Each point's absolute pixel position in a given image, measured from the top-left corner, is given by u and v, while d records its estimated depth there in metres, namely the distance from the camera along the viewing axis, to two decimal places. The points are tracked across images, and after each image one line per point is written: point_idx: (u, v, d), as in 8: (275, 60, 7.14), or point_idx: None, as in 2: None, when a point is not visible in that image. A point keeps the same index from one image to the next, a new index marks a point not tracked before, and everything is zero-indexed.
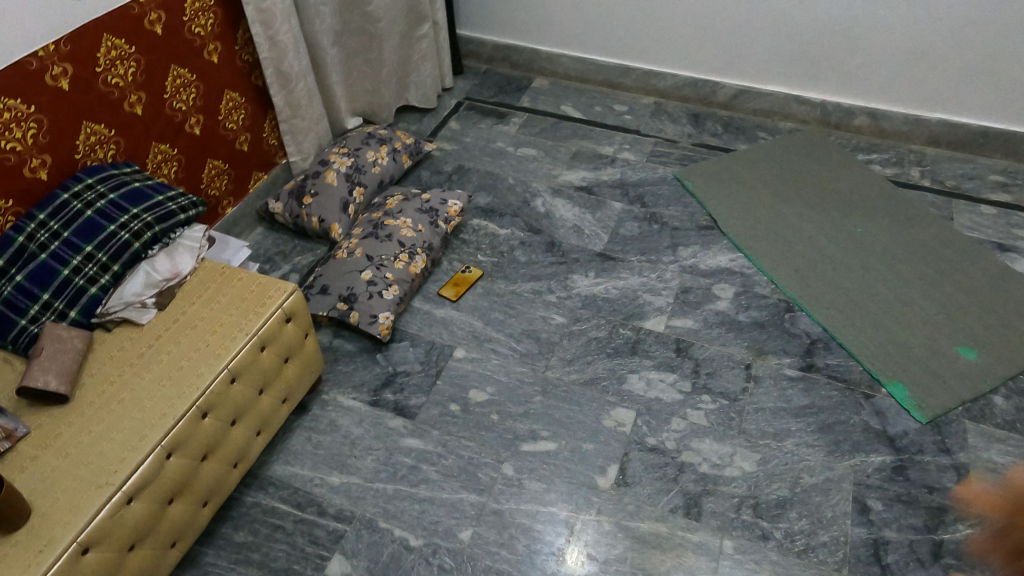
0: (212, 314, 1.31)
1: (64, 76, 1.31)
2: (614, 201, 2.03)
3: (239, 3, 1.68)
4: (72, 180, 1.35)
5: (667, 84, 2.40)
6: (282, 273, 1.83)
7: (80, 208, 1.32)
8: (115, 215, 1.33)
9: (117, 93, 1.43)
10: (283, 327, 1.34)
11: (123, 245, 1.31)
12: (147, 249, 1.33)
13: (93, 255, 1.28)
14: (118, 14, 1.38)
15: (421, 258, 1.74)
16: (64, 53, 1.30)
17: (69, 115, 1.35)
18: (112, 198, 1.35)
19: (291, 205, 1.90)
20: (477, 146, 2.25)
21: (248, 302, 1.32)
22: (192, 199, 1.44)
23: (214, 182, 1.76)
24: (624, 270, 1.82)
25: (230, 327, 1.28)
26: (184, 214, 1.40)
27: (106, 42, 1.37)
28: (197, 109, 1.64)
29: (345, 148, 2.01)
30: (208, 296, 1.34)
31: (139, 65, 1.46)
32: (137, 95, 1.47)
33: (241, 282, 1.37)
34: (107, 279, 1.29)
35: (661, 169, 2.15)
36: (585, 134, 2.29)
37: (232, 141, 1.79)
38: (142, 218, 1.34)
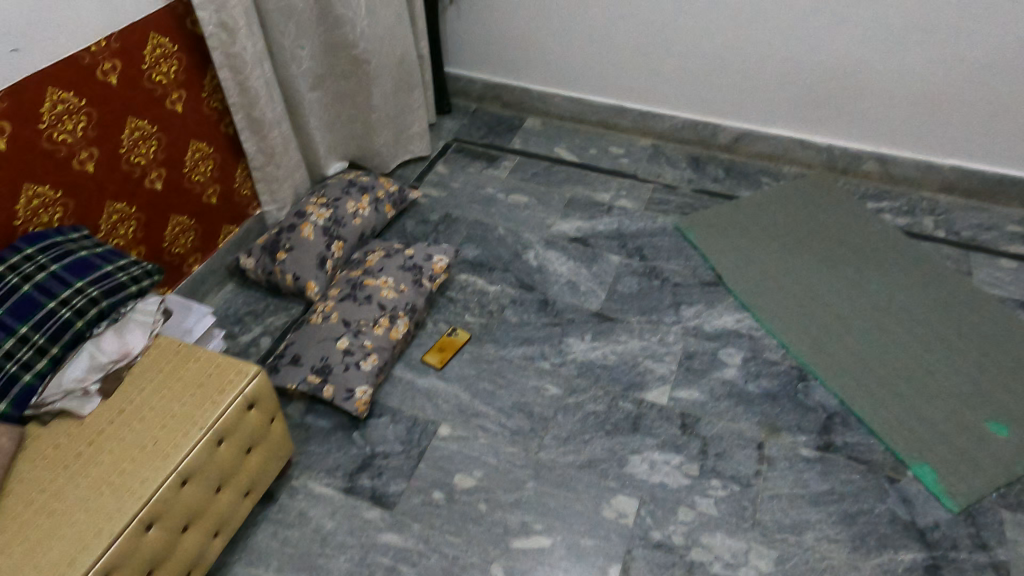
0: (162, 404, 1.16)
1: (1, 135, 1.17)
2: (611, 253, 1.90)
3: (205, 49, 1.55)
4: (10, 250, 1.21)
5: (666, 125, 2.28)
6: (253, 336, 1.69)
7: (17, 282, 1.17)
8: (57, 290, 1.18)
9: (64, 151, 1.29)
10: (243, 416, 1.19)
11: (64, 325, 1.16)
12: (92, 328, 1.18)
13: (28, 338, 1.13)
14: (67, 65, 1.25)
15: (403, 322, 1.60)
16: (2, 110, 1.16)
17: (8, 178, 1.20)
18: (54, 270, 1.20)
19: (263, 261, 1.76)
20: (466, 192, 2.12)
21: (204, 389, 1.17)
22: (146, 268, 1.29)
23: (178, 239, 1.62)
24: (624, 332, 1.69)
25: (181, 420, 1.13)
26: (136, 285, 1.26)
27: (51, 95, 1.23)
28: (159, 162, 1.50)
29: (324, 198, 1.87)
30: (160, 381, 1.19)
31: (91, 119, 1.32)
32: (89, 151, 1.33)
33: (197, 364, 1.22)
34: (45, 365, 1.13)
35: (660, 218, 2.02)
36: (579, 179, 2.16)
37: (199, 195, 1.65)
38: (87, 292, 1.19)
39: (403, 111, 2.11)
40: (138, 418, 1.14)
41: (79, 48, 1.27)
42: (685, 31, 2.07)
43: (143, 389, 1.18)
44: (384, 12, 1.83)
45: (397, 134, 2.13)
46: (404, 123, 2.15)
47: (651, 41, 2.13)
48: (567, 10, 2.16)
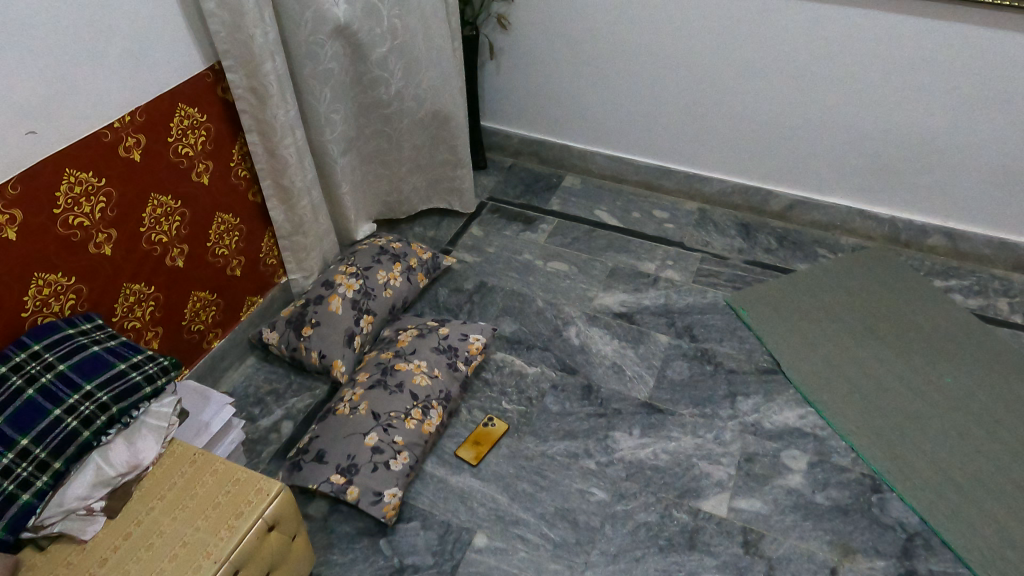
0: (174, 527, 1.04)
1: (11, 224, 1.07)
2: (659, 333, 1.77)
3: (236, 116, 1.45)
4: (15, 347, 1.10)
5: (714, 189, 2.16)
6: (274, 419, 1.57)
7: (20, 385, 1.06)
8: (63, 394, 1.07)
9: (80, 235, 1.19)
10: (262, 539, 1.06)
11: (69, 435, 1.04)
12: (100, 436, 1.07)
13: (29, 451, 1.01)
14: (87, 143, 1.15)
15: (437, 413, 1.48)
16: (13, 197, 1.06)
17: (17, 268, 1.10)
18: (61, 371, 1.09)
19: (287, 336, 1.64)
20: (502, 258, 2.00)
21: (219, 510, 1.05)
22: (163, 364, 1.18)
23: (198, 315, 1.51)
24: (675, 427, 1.55)
25: (193, 548, 1.01)
26: (151, 385, 1.14)
27: (68, 177, 1.14)
28: (181, 238, 1.40)
29: (353, 267, 1.76)
30: (173, 498, 1.08)
31: (111, 199, 1.22)
32: (106, 232, 1.23)
33: (214, 478, 1.10)
34: (46, 481, 1.01)
35: (710, 293, 1.89)
36: (622, 246, 2.04)
37: (223, 268, 1.55)
38: (97, 396, 1.08)
39: (438, 171, 2.00)
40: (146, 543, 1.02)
41: (101, 125, 1.17)
42: (740, 93, 1.96)
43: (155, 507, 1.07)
44: (424, 73, 1.73)
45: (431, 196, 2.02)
46: (439, 183, 2.04)
47: (703, 103, 2.02)
48: (614, 68, 2.06)
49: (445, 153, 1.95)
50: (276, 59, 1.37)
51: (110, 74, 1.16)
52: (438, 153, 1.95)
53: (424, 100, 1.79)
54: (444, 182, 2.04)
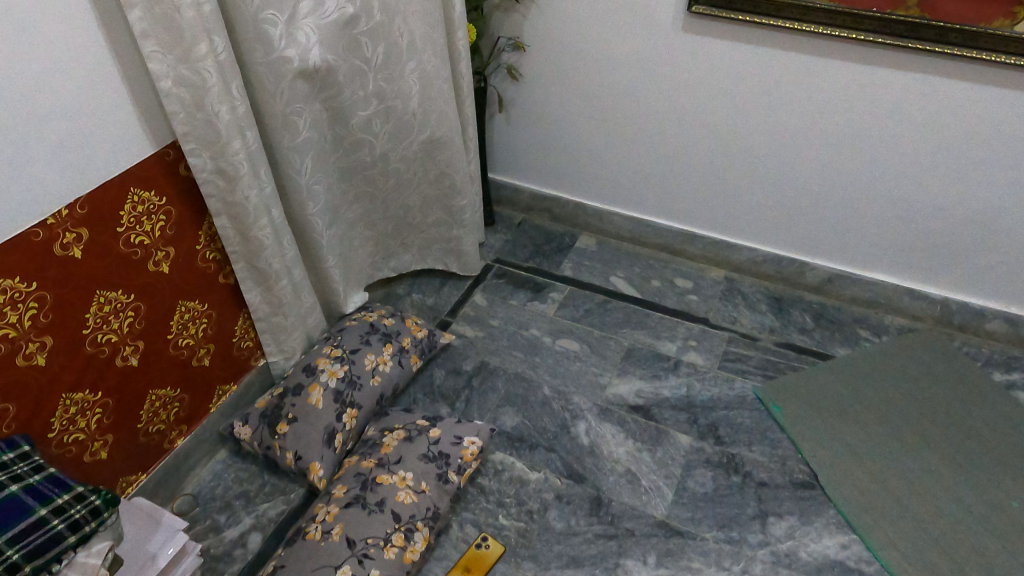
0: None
1: None
2: (679, 432, 1.57)
3: (200, 196, 1.28)
4: None
5: (743, 258, 1.96)
6: (240, 530, 1.39)
7: None
8: None
9: (5, 348, 1.02)
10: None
11: None
12: None
13: None
14: (12, 246, 0.99)
15: (422, 537, 1.29)
16: None
17: None
18: None
19: (261, 431, 1.47)
20: (507, 333, 1.81)
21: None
22: (93, 504, 1.00)
23: (157, 414, 1.34)
24: (696, 556, 1.34)
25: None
26: (74, 533, 0.97)
27: None
28: (135, 334, 1.24)
29: (339, 349, 1.59)
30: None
31: (44, 304, 1.06)
32: (39, 341, 1.07)
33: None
34: None
35: (738, 382, 1.69)
36: (640, 322, 1.84)
37: (187, 359, 1.38)
38: (6, 554, 0.90)
39: (439, 235, 1.82)
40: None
41: (31, 222, 1.01)
42: (774, 158, 1.76)
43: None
44: (422, 137, 1.55)
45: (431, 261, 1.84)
46: (440, 248, 1.86)
47: (734, 167, 1.82)
48: (635, 124, 1.87)
49: (446, 217, 1.77)
50: (246, 135, 1.21)
51: (41, 166, 1.00)
52: (439, 218, 1.77)
53: (422, 165, 1.61)
54: (445, 246, 1.86)
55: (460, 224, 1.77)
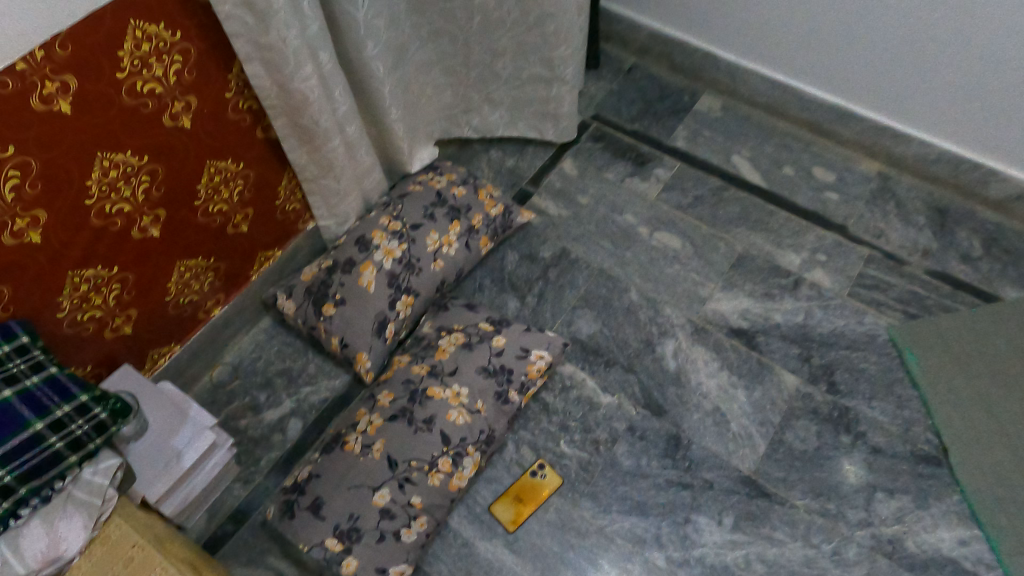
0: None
1: None
2: (785, 371, 1.31)
3: (225, 31, 0.99)
4: None
5: (908, 152, 1.53)
6: (281, 413, 1.29)
7: None
8: None
9: None
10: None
11: None
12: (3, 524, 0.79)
13: None
14: None
15: (472, 463, 1.14)
16: None
17: None
18: None
19: (306, 308, 1.30)
20: (596, 215, 1.52)
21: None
22: (95, 418, 0.87)
23: (188, 286, 1.18)
24: (780, 526, 1.16)
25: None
26: (74, 453, 0.84)
27: None
28: (153, 203, 1.03)
29: (398, 221, 1.35)
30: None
31: (29, 173, 0.84)
32: (29, 216, 0.87)
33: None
34: None
35: (869, 316, 1.38)
36: (760, 221, 1.51)
37: (221, 226, 1.18)
38: None
39: (529, 86, 1.47)
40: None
41: None
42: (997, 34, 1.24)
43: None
44: None
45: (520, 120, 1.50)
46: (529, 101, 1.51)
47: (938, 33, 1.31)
48: None
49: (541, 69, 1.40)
50: None
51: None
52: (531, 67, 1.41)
53: None
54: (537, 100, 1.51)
55: (556, 77, 1.41)
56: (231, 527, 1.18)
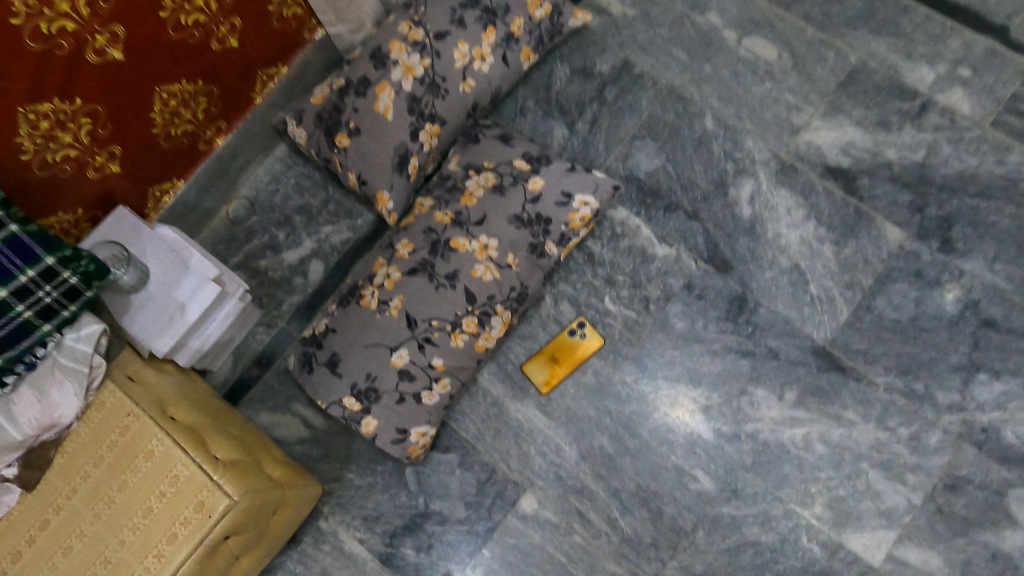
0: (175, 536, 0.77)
1: None
2: (889, 223, 1.07)
3: None
4: None
5: None
6: (302, 254, 1.19)
7: None
8: None
9: None
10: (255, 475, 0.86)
11: None
12: None
13: None
14: None
15: (501, 323, 1.02)
16: None
17: None
18: None
19: (318, 138, 1.13)
20: (670, 15, 1.21)
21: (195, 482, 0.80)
22: (69, 282, 0.78)
23: (178, 115, 1.03)
24: (852, 405, 1.01)
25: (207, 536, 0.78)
26: (49, 322, 0.78)
27: None
28: (105, 17, 0.85)
29: (420, 27, 1.09)
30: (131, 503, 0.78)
31: None
32: None
33: (163, 452, 0.80)
34: None
35: (1014, 154, 1.08)
36: (888, 22, 1.16)
37: (202, 41, 0.98)
38: None
39: None
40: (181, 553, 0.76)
41: None
42: None
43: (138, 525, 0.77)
44: None
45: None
46: None
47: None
48: None
49: None
50: None
51: None
52: None
53: None
54: None
55: None
56: (257, 371, 1.14)
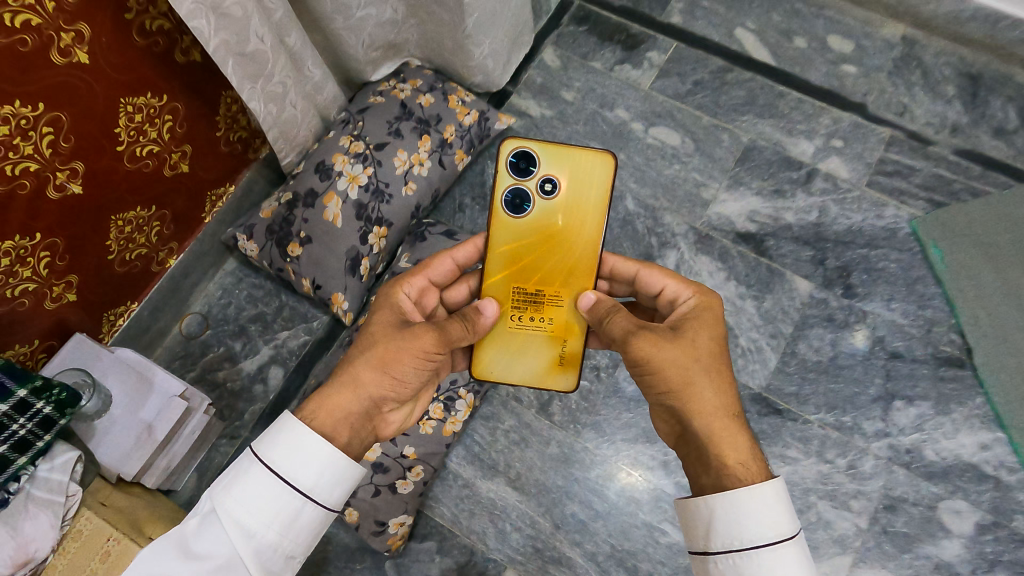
0: (331, 487, 0.62)
1: None
2: (798, 276, 1.20)
3: None
4: None
5: (938, 11, 1.31)
6: (259, 363, 1.21)
7: None
8: None
9: None
10: None
11: None
12: None
13: None
14: None
15: (465, 407, 1.09)
16: None
17: None
18: None
19: (271, 251, 1.18)
20: (583, 113, 1.35)
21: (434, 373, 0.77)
22: (62, 397, 0.83)
23: (132, 238, 1.06)
24: (793, 443, 1.11)
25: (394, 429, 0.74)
26: (40, 439, 0.80)
27: None
28: (65, 155, 0.88)
29: (362, 143, 1.18)
30: (433, 344, 0.68)
31: None
32: (19, 161, 0.82)
33: (121, 551, 0.82)
34: None
35: (890, 208, 1.24)
36: (769, 106, 1.33)
37: (157, 170, 1.03)
38: None
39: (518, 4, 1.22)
40: (320, 500, 0.60)
41: None
42: None
43: (300, 436, 0.60)
44: None
45: (514, 30, 1.26)
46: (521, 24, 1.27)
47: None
48: None
49: None
50: None
51: None
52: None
53: None
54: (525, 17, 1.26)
55: None
56: None
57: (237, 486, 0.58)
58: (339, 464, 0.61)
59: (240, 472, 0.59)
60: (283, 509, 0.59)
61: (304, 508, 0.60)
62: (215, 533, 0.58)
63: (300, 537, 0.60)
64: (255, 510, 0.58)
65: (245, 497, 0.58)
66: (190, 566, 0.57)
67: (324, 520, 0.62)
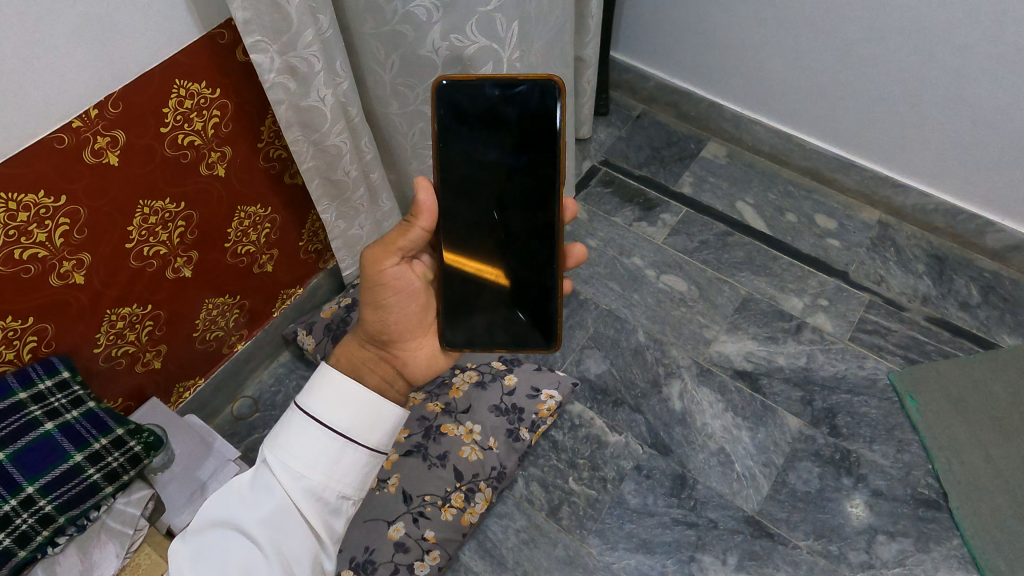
0: (367, 433, 0.72)
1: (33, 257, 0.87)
2: (788, 413, 1.35)
3: (265, 100, 1.06)
4: (20, 380, 0.89)
5: (907, 203, 1.56)
6: None
7: (40, 418, 0.87)
8: (50, 464, 0.86)
9: (56, 266, 0.91)
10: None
11: (27, 534, 0.82)
12: (55, 540, 0.86)
13: (12, 517, 0.81)
14: (51, 156, 0.82)
15: (483, 499, 1.20)
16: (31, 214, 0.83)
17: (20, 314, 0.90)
18: (47, 432, 0.87)
19: (325, 346, 1.36)
20: (604, 258, 1.56)
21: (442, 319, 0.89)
22: (146, 441, 0.97)
23: (215, 322, 1.24)
24: (785, 566, 1.19)
25: (431, 368, 0.89)
26: (127, 473, 0.93)
27: (60, 220, 0.88)
28: (187, 245, 1.09)
29: None
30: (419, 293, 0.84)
31: (95, 223, 0.92)
32: (154, 245, 1.03)
33: None
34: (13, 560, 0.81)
35: (870, 361, 1.41)
36: (765, 266, 1.55)
37: (247, 267, 1.24)
38: (89, 473, 0.89)
39: None
40: (360, 441, 0.71)
41: (108, 133, 0.87)
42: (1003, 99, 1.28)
43: (326, 386, 0.72)
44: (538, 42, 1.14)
45: None
46: None
47: (940, 87, 1.33)
48: (815, 30, 1.40)
49: None
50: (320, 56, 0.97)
51: (79, 72, 0.80)
52: None
53: None
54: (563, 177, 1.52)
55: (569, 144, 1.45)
56: None
57: (281, 434, 0.69)
58: (370, 408, 0.73)
59: (287, 426, 0.70)
60: (328, 452, 0.69)
61: (346, 448, 0.70)
62: (268, 481, 0.68)
63: (347, 476, 0.70)
64: (299, 454, 0.68)
65: (289, 444, 0.68)
66: (249, 509, 0.66)
67: (367, 461, 0.72)
